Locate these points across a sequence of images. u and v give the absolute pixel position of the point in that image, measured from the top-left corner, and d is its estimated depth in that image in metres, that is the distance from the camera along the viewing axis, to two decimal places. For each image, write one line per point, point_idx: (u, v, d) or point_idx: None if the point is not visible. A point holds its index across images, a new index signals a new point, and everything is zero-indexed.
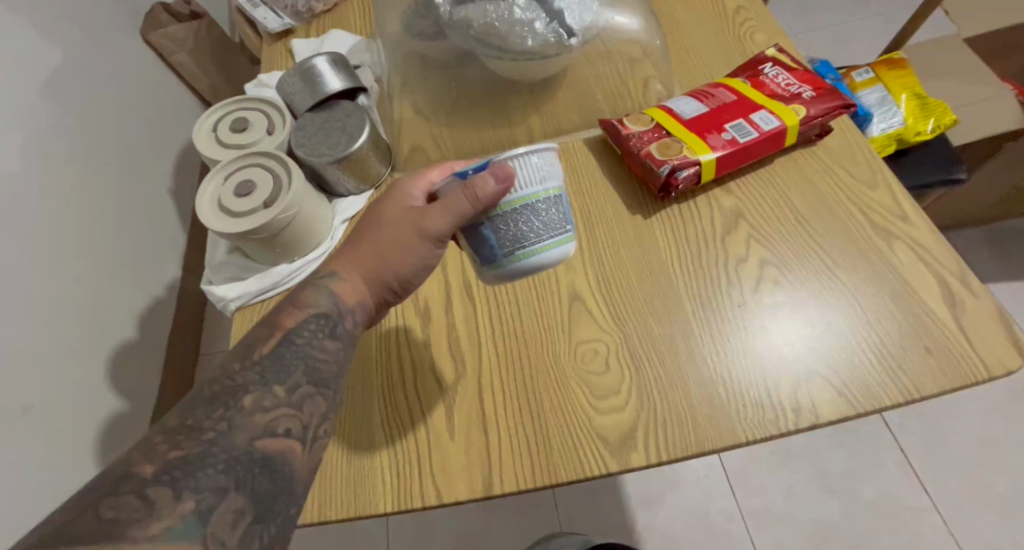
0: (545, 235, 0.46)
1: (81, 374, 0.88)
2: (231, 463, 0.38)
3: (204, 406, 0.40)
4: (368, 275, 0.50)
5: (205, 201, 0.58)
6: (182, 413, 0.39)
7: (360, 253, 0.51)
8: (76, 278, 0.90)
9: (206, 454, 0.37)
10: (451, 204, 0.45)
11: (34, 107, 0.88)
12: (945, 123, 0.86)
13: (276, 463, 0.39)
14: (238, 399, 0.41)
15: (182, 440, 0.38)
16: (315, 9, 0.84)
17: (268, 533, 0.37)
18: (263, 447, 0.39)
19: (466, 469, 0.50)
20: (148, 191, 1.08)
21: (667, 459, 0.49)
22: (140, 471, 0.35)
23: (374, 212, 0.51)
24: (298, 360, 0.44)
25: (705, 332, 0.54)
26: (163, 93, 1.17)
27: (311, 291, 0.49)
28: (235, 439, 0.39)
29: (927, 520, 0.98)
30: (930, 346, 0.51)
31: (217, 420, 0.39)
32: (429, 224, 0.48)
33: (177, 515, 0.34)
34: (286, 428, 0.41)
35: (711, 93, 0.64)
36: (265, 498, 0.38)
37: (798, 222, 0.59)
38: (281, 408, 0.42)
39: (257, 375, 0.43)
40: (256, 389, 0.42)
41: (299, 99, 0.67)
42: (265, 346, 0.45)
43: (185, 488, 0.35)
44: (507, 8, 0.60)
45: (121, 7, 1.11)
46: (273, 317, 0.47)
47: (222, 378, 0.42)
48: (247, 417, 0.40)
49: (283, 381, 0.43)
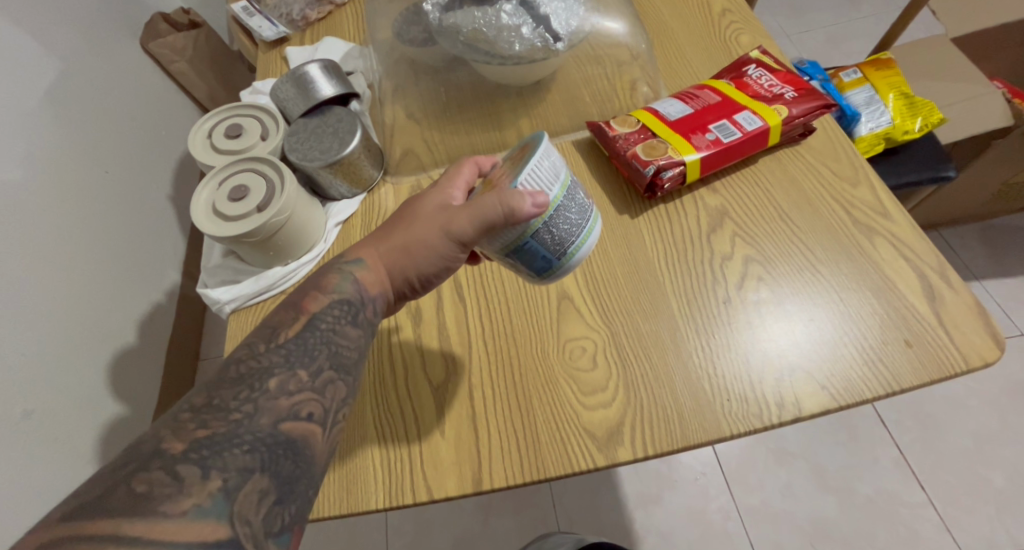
0: (584, 223, 0.48)
1: (82, 378, 0.89)
2: (256, 443, 0.38)
3: (231, 386, 0.41)
4: (393, 267, 0.52)
5: (200, 206, 0.60)
6: (208, 393, 0.40)
7: (389, 244, 0.52)
8: (78, 283, 0.91)
9: (233, 435, 0.38)
10: (482, 208, 0.46)
11: (35, 116, 0.90)
12: (933, 122, 0.88)
13: (298, 446, 0.40)
14: (263, 382, 0.42)
15: (209, 419, 0.38)
16: (309, 16, 0.85)
17: (289, 514, 0.38)
18: (286, 429, 0.40)
19: (456, 465, 0.51)
20: (148, 198, 1.10)
21: (653, 453, 0.50)
22: (170, 448, 0.36)
23: (411, 208, 0.53)
24: (323, 345, 0.46)
25: (691, 328, 0.55)
26: (162, 101, 1.18)
27: (336, 277, 0.51)
28: (260, 420, 0.40)
29: (924, 516, 0.98)
30: (910, 339, 0.52)
31: (243, 401, 0.40)
32: (457, 226, 0.49)
33: (207, 493, 0.35)
34: (308, 412, 0.42)
35: (696, 94, 0.65)
36: (287, 479, 0.39)
37: (783, 220, 0.60)
38: (304, 392, 0.43)
39: (282, 358, 0.44)
40: (280, 373, 0.43)
41: (292, 105, 0.68)
42: (291, 330, 0.46)
43: (213, 466, 0.36)
44: (494, 14, 0.61)
45: (120, 18, 1.13)
46: (298, 300, 0.49)
47: (248, 359, 0.43)
48: (273, 400, 0.41)
49: (307, 366, 0.44)
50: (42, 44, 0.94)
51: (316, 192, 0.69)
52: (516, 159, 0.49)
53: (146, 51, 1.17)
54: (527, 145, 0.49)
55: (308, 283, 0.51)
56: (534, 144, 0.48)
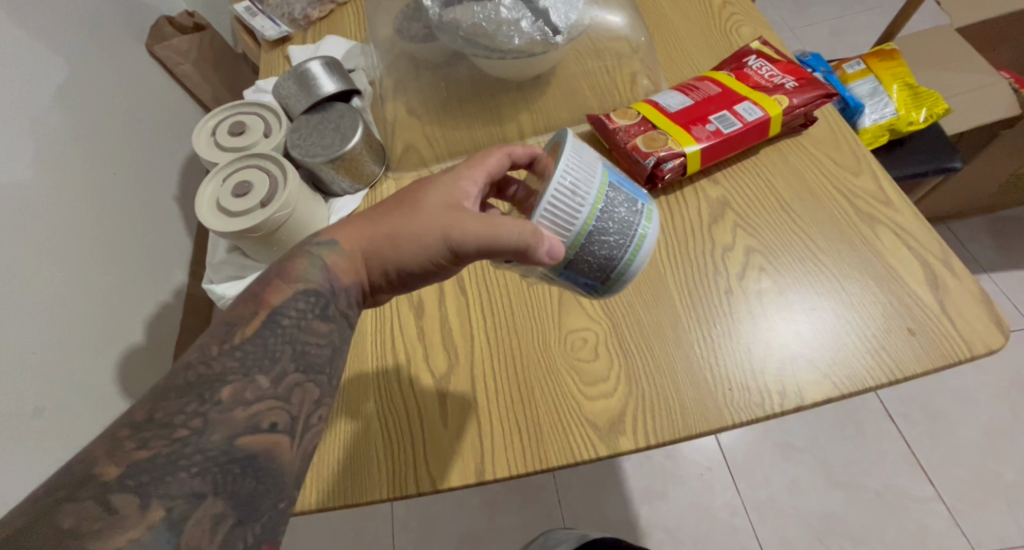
0: (626, 241, 0.46)
1: (89, 378, 0.89)
2: (206, 464, 0.36)
3: (177, 397, 0.38)
4: (374, 256, 0.48)
5: (205, 201, 0.61)
6: (151, 405, 0.37)
7: (378, 231, 0.48)
8: (85, 284, 0.92)
9: (178, 456, 0.36)
10: (498, 231, 0.44)
11: (44, 118, 0.91)
12: (938, 112, 0.87)
13: (259, 461, 0.38)
14: (215, 392, 0.39)
15: (150, 438, 0.36)
16: (311, 15, 0.86)
17: (252, 534, 0.36)
18: (245, 444, 0.38)
19: (460, 455, 0.51)
20: (154, 198, 1.11)
21: (655, 442, 0.50)
22: (103, 474, 0.34)
23: (413, 194, 0.49)
24: (287, 346, 0.43)
25: (693, 319, 0.55)
26: (166, 103, 1.19)
27: (304, 262, 0.47)
28: (210, 437, 0.37)
29: (933, 511, 0.97)
30: (913, 327, 0.51)
31: (191, 415, 0.37)
32: (462, 234, 0.46)
33: (145, 525, 0.33)
34: (271, 423, 0.40)
35: (696, 86, 0.65)
36: (247, 500, 0.37)
37: (784, 210, 0.60)
38: (266, 401, 0.40)
39: (237, 362, 0.40)
40: (235, 380, 0.40)
41: (294, 102, 0.69)
42: (249, 327, 0.42)
43: (153, 495, 0.34)
44: (493, 8, 0.62)
45: (125, 22, 1.14)
46: (259, 291, 0.45)
47: (199, 365, 0.40)
48: (226, 413, 0.38)
49: (267, 371, 0.41)
50: (49, 48, 0.95)
51: (318, 188, 0.69)
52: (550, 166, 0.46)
53: (152, 54, 1.19)
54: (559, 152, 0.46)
55: (273, 270, 0.46)
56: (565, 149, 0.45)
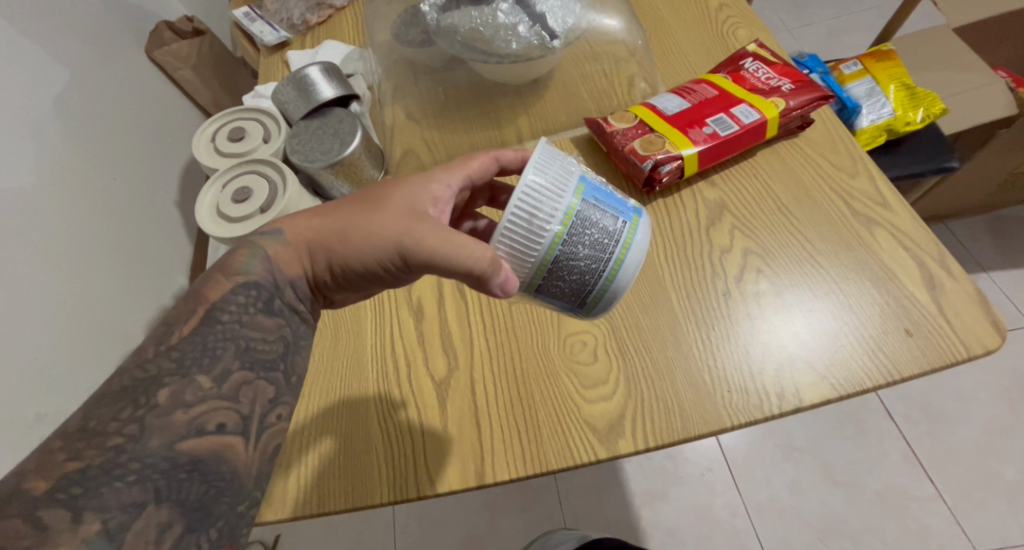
0: (602, 261, 0.45)
1: (89, 380, 0.89)
2: (144, 472, 0.36)
3: (111, 404, 0.38)
4: (321, 251, 0.47)
5: (205, 206, 0.62)
6: (86, 414, 0.37)
7: (331, 227, 0.47)
8: (85, 288, 0.92)
9: (113, 466, 0.36)
10: (455, 239, 0.43)
11: (44, 123, 0.92)
12: (935, 112, 0.87)
13: (208, 465, 0.39)
14: (150, 396, 0.39)
15: (81, 449, 0.36)
16: (310, 20, 0.86)
17: (206, 539, 0.37)
18: (188, 449, 0.38)
19: (459, 458, 0.52)
20: (152, 202, 1.11)
21: (653, 445, 0.50)
22: (32, 488, 0.34)
23: (375, 192, 0.48)
24: (227, 343, 0.42)
25: (691, 321, 0.55)
26: (165, 108, 1.20)
27: (245, 254, 0.46)
28: (148, 443, 0.37)
29: (933, 510, 0.97)
30: (910, 328, 0.52)
31: (126, 422, 0.37)
32: (417, 242, 0.44)
33: (79, 539, 0.33)
34: (219, 424, 0.40)
35: (693, 88, 0.66)
36: (198, 506, 0.38)
37: (781, 212, 0.61)
38: (208, 401, 0.40)
39: (174, 363, 0.40)
40: (173, 382, 0.40)
41: (293, 107, 0.69)
42: (187, 325, 0.42)
43: (86, 508, 0.34)
44: (491, 13, 0.62)
45: (125, 28, 1.15)
46: (197, 287, 0.44)
47: (135, 368, 0.40)
48: (164, 417, 0.38)
49: (207, 370, 0.41)
50: (46, 52, 0.95)
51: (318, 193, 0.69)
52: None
53: (152, 59, 1.19)
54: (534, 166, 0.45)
55: (212, 267, 0.45)
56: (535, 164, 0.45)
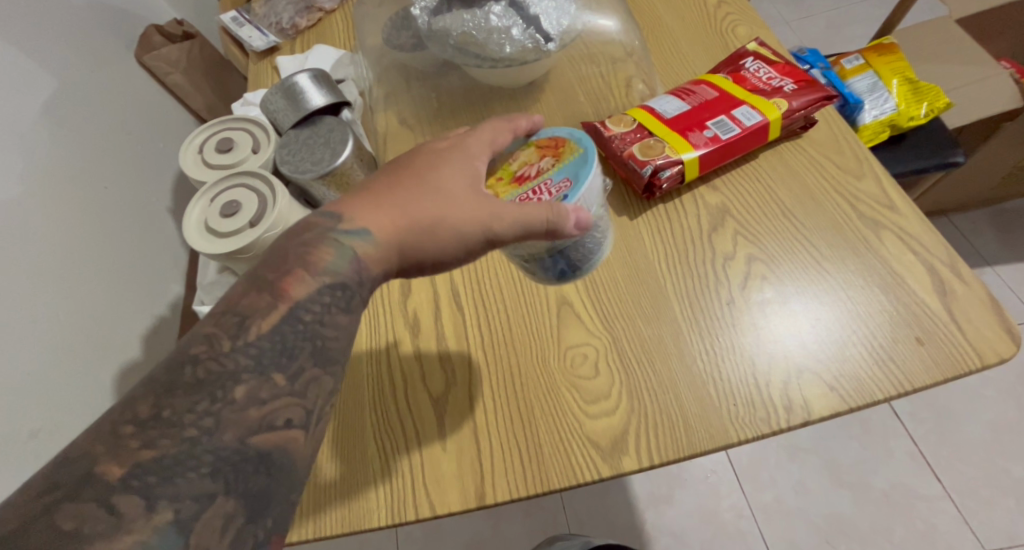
0: (604, 236, 0.51)
1: (83, 390, 0.87)
2: (217, 464, 0.33)
3: (185, 395, 0.34)
4: (405, 246, 0.43)
5: (192, 222, 0.60)
6: (157, 402, 0.33)
7: (409, 217, 0.43)
8: (75, 296, 0.90)
9: (187, 456, 0.33)
10: (528, 209, 0.44)
11: (31, 128, 0.90)
12: (939, 107, 0.86)
13: (274, 458, 0.35)
14: (228, 391, 0.35)
15: (156, 437, 0.32)
16: (299, 25, 0.84)
17: (263, 529, 0.33)
18: (257, 443, 0.35)
19: (458, 478, 0.50)
20: (143, 208, 1.09)
21: (657, 462, 0.49)
22: (106, 473, 0.31)
23: (435, 178, 0.46)
24: (305, 341, 0.38)
25: (695, 332, 0.54)
26: (156, 112, 1.18)
27: (331, 250, 0.41)
28: (222, 437, 0.34)
29: (941, 509, 0.96)
30: (921, 335, 0.50)
31: (201, 414, 0.34)
32: (504, 224, 0.44)
33: (152, 528, 0.30)
34: (286, 419, 0.36)
35: (692, 90, 0.64)
36: (262, 495, 0.34)
37: (785, 215, 0.59)
38: (281, 398, 0.36)
39: (252, 360, 0.36)
40: (250, 378, 0.36)
41: (282, 116, 0.67)
42: (266, 320, 0.37)
43: (161, 496, 0.31)
44: (484, 16, 0.60)
45: (113, 32, 1.13)
46: (273, 278, 0.39)
47: (208, 360, 0.35)
48: (239, 413, 0.34)
49: (285, 368, 0.37)
50: (33, 58, 0.93)
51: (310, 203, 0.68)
52: (553, 157, 0.49)
53: (141, 64, 1.18)
54: (568, 140, 0.50)
55: (293, 255, 0.40)
56: (580, 145, 0.49)
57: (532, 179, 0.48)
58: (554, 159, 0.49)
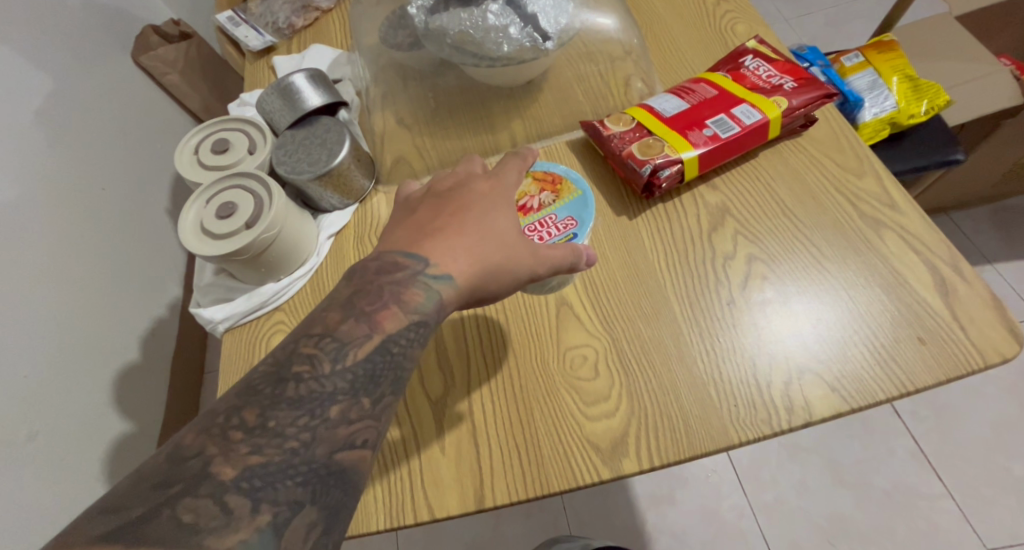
0: None
1: (86, 394, 0.88)
2: (309, 475, 0.35)
3: (290, 408, 0.36)
4: (474, 290, 0.44)
5: (189, 223, 0.59)
6: (263, 411, 0.36)
7: (480, 261, 0.44)
8: (77, 301, 0.90)
9: (287, 466, 0.34)
10: (562, 249, 0.47)
11: (30, 131, 0.89)
12: (939, 104, 0.85)
13: (350, 474, 0.36)
14: (324, 409, 0.37)
15: (263, 444, 0.35)
16: (296, 24, 0.84)
17: (332, 541, 0.35)
18: (341, 459, 0.36)
19: (458, 481, 0.50)
20: (143, 211, 1.08)
21: (658, 464, 0.48)
22: (220, 473, 0.33)
23: (488, 221, 0.46)
24: (389, 370, 0.39)
25: (695, 332, 0.53)
26: (155, 114, 1.18)
27: (421, 292, 0.42)
28: (316, 450, 0.35)
29: (943, 508, 0.96)
30: (923, 335, 0.50)
31: (301, 428, 0.36)
32: (546, 262, 0.47)
33: (254, 528, 0.32)
34: (364, 440, 0.37)
35: (692, 88, 0.63)
36: (337, 508, 0.35)
37: (785, 215, 0.59)
38: (364, 420, 0.37)
39: (347, 384, 0.38)
40: (343, 399, 0.37)
41: (278, 117, 0.67)
42: (362, 349, 0.39)
43: (263, 499, 0.33)
44: (481, 15, 0.60)
45: (110, 33, 1.13)
46: (370, 310, 0.41)
47: (309, 378, 0.37)
48: (332, 429, 0.36)
49: (372, 394, 0.38)
50: (29, 60, 0.93)
51: (306, 203, 0.68)
52: (553, 194, 0.60)
53: (138, 65, 1.17)
54: (564, 182, 0.61)
55: (388, 292, 0.42)
56: (576, 188, 0.61)
57: (536, 211, 0.59)
58: (554, 197, 0.60)
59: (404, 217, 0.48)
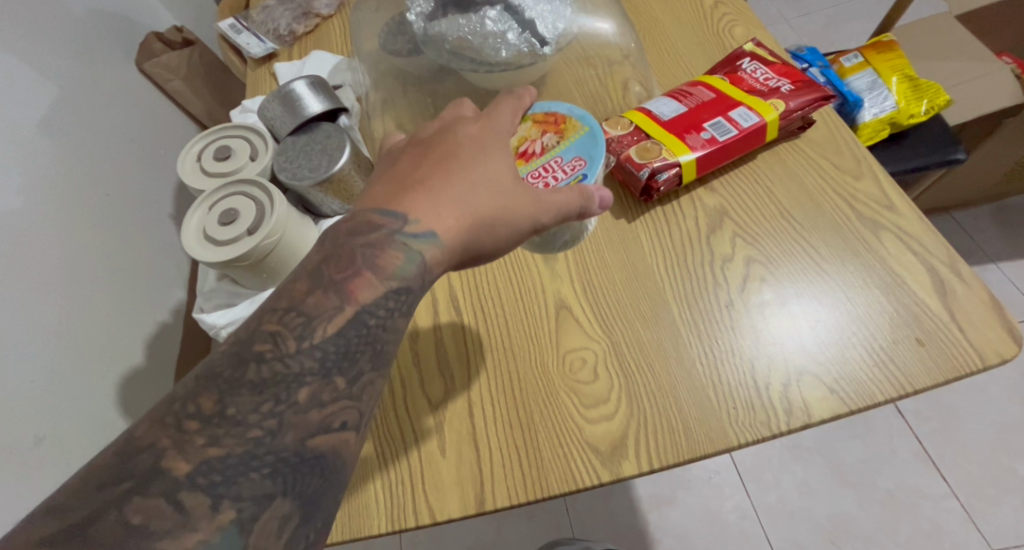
0: None
1: (88, 398, 0.88)
2: (277, 465, 0.35)
3: (252, 393, 0.35)
4: (467, 240, 0.44)
5: (191, 229, 0.60)
6: (221, 398, 0.35)
7: (472, 213, 0.44)
8: (79, 305, 0.91)
9: (249, 457, 0.34)
10: (563, 194, 0.47)
11: (35, 140, 0.91)
12: (939, 104, 0.85)
13: (328, 460, 0.36)
14: (291, 392, 0.36)
15: (221, 435, 0.34)
16: (296, 31, 0.85)
17: (314, 530, 0.35)
18: (315, 445, 0.36)
19: (458, 485, 0.50)
20: (144, 215, 1.09)
21: (656, 466, 0.48)
22: (173, 469, 0.33)
23: (477, 168, 0.46)
24: (366, 345, 0.39)
25: (694, 335, 0.54)
26: (157, 119, 1.19)
27: (399, 255, 0.41)
28: (284, 438, 0.35)
29: (947, 508, 0.96)
30: (922, 337, 0.50)
31: (265, 415, 0.35)
32: (548, 209, 0.46)
33: (214, 526, 0.32)
34: (342, 422, 0.37)
35: (689, 91, 0.64)
36: (313, 498, 0.35)
37: (783, 217, 0.59)
38: (340, 401, 0.37)
39: (316, 363, 0.37)
40: (313, 381, 0.37)
41: (279, 123, 0.67)
42: (332, 324, 0.38)
43: (224, 495, 0.33)
44: (479, 21, 0.60)
45: (114, 40, 1.14)
46: (342, 279, 0.40)
47: (273, 359, 0.36)
48: (302, 413, 0.36)
49: (346, 372, 0.38)
50: (33, 69, 0.94)
51: (308, 209, 0.68)
52: (556, 134, 0.54)
53: (142, 71, 1.18)
54: (568, 120, 0.55)
55: (361, 257, 0.41)
56: (582, 125, 0.55)
57: (539, 156, 0.53)
58: (559, 138, 0.54)
59: (385, 171, 0.48)
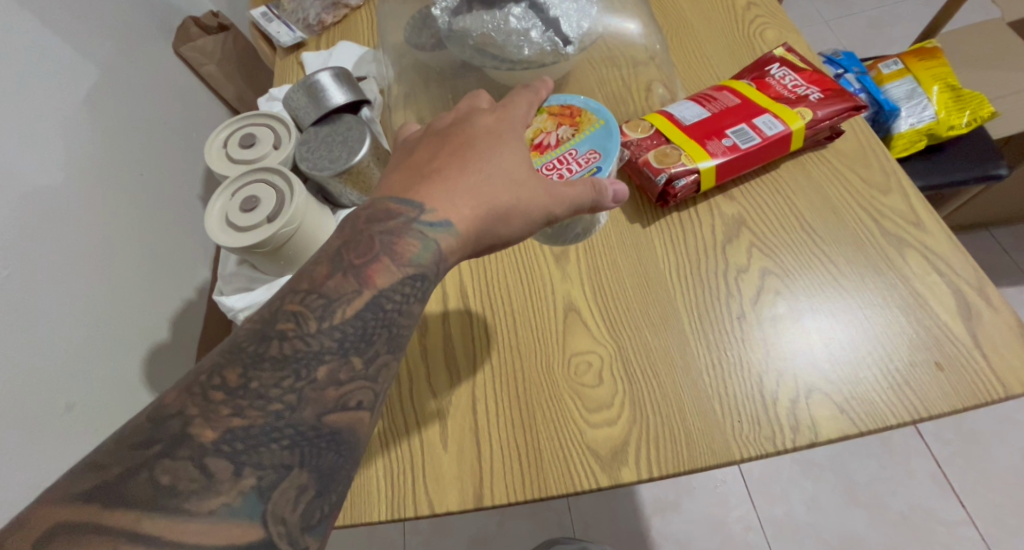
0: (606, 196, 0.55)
1: (117, 369, 0.91)
2: (296, 438, 0.35)
3: (272, 369, 0.36)
4: (483, 229, 0.44)
5: (214, 214, 0.62)
6: (245, 372, 0.36)
7: (485, 203, 0.44)
8: (112, 279, 0.94)
9: (270, 429, 0.35)
10: (576, 186, 0.47)
11: (76, 118, 0.93)
12: (982, 116, 0.82)
13: (344, 436, 0.36)
14: (311, 370, 0.37)
15: (244, 406, 0.35)
16: (326, 21, 0.86)
17: (329, 503, 0.35)
18: (331, 421, 0.36)
19: (458, 479, 0.51)
20: (177, 195, 1.12)
21: (657, 475, 0.48)
22: (199, 435, 0.34)
23: (492, 159, 0.46)
24: (382, 328, 0.39)
25: (702, 345, 0.53)
26: (192, 102, 1.22)
27: (416, 242, 0.41)
28: (303, 413, 0.36)
29: (963, 535, 0.93)
30: (941, 360, 0.49)
31: (286, 390, 0.36)
32: (560, 201, 0.46)
33: (237, 491, 0.33)
34: (358, 401, 0.38)
35: (714, 96, 0.62)
36: (328, 471, 0.35)
37: (803, 229, 0.57)
38: (357, 380, 0.38)
39: (335, 343, 0.38)
40: (331, 359, 0.37)
41: (303, 113, 0.68)
42: (351, 306, 0.39)
43: (246, 463, 0.34)
44: (503, 18, 0.60)
45: (153, 23, 1.17)
46: (362, 264, 0.40)
47: (292, 338, 0.37)
48: (319, 391, 0.36)
49: (363, 353, 0.38)
50: (74, 49, 0.96)
51: (328, 199, 0.69)
52: (571, 127, 0.54)
53: (179, 55, 1.21)
54: (583, 114, 0.55)
55: (380, 243, 0.41)
56: (597, 119, 0.54)
57: (553, 148, 0.53)
58: (574, 131, 0.54)
59: (404, 161, 0.48)
